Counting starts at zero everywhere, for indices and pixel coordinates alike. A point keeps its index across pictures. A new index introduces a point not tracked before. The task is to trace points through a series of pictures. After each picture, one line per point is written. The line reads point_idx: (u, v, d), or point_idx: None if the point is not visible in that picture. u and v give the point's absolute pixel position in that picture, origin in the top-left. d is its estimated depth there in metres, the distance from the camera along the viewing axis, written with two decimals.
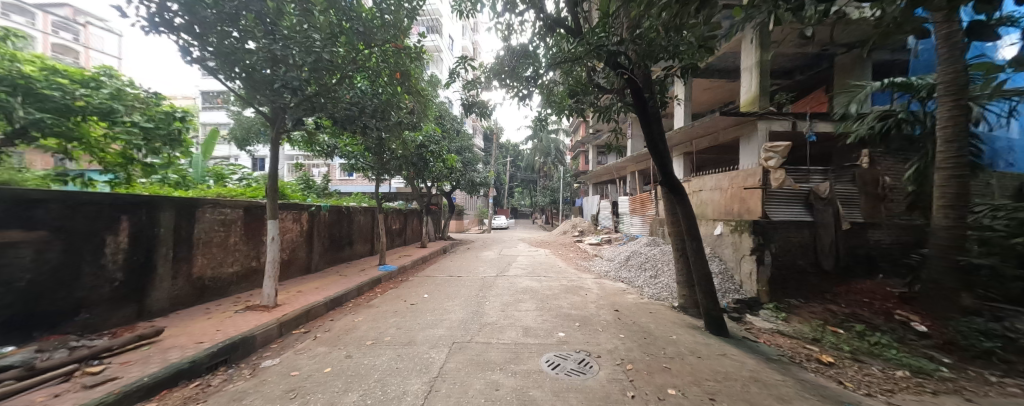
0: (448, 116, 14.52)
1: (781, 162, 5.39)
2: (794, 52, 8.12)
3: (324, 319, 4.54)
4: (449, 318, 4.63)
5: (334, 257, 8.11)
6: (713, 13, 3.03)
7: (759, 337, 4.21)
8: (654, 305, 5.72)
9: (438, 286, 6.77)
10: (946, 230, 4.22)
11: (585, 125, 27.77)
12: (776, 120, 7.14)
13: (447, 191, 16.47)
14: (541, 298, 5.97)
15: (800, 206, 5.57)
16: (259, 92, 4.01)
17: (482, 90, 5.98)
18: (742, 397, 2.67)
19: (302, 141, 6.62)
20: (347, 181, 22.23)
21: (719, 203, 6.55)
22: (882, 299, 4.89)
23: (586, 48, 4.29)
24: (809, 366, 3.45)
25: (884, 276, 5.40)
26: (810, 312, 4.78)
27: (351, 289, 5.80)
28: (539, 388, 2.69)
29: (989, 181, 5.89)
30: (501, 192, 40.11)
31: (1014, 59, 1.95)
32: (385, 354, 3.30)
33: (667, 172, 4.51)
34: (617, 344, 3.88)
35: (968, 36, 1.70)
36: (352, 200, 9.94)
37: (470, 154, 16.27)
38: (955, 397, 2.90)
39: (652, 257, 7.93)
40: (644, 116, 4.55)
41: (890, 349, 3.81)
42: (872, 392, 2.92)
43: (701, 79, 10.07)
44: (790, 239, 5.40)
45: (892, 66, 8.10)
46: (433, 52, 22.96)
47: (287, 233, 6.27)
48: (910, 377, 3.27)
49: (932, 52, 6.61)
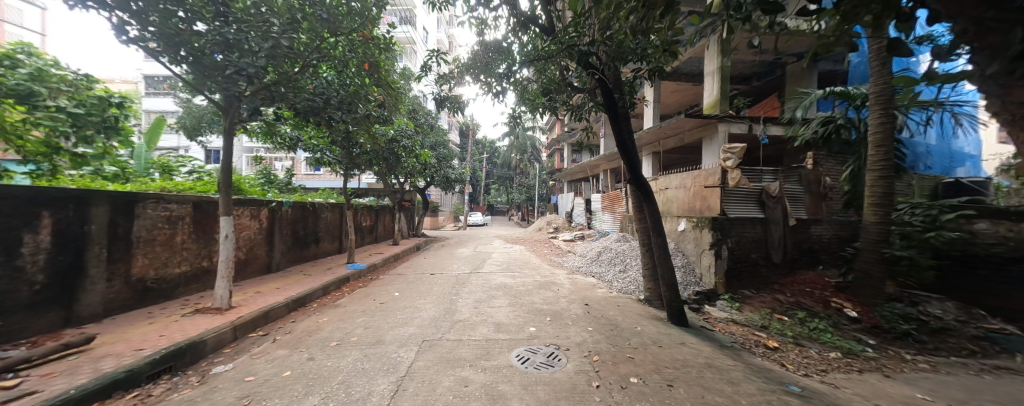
0: (421, 110, 14.17)
1: (738, 163, 5.66)
2: (752, 59, 8.67)
3: (285, 320, 4.33)
4: (419, 317, 4.54)
5: (297, 256, 7.70)
6: (676, 19, 3.19)
7: (715, 326, 4.50)
8: (622, 298, 5.94)
9: (410, 284, 6.61)
10: (875, 226, 4.73)
11: (561, 123, 28.14)
12: (734, 123, 7.64)
13: (422, 188, 16.09)
14: (514, 294, 6.03)
15: (753, 204, 5.94)
16: (208, 79, 3.71)
17: (455, 85, 5.88)
18: (697, 382, 2.86)
19: (261, 132, 6.21)
20: (313, 176, 21.19)
21: (683, 200, 6.88)
22: (822, 289, 5.37)
23: (559, 47, 4.38)
24: (757, 351, 3.75)
25: (824, 268, 5.96)
26: (760, 302, 5.16)
27: (316, 289, 5.56)
28: (507, 383, 2.73)
29: (912, 182, 6.60)
30: (477, 189, 39.82)
31: (926, 75, 2.23)
32: (351, 355, 3.20)
33: (635, 170, 4.68)
34: (586, 337, 4.00)
35: (890, 51, 1.89)
36: (318, 196, 9.49)
37: (445, 150, 16.02)
38: (877, 374, 3.29)
39: (622, 253, 8.23)
40: (614, 116, 4.69)
41: (825, 333, 4.21)
42: (809, 373, 3.24)
43: (669, 82, 10.52)
44: (745, 235, 5.70)
45: (834, 76, 8.87)
46: (406, 43, 22.34)
47: (243, 230, 5.88)
48: (842, 358, 3.66)
49: (866, 64, 7.32)
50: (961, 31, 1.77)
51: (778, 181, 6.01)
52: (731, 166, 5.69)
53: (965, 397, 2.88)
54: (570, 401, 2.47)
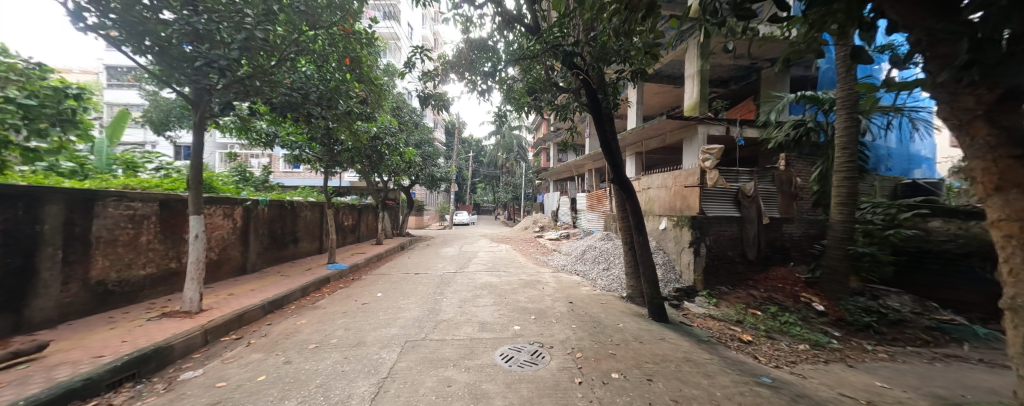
0: (405, 108, 13.93)
1: (716, 163, 5.85)
2: (730, 63, 8.97)
3: (260, 323, 4.18)
4: (403, 317, 4.48)
5: (274, 257, 7.43)
6: (656, 22, 3.27)
7: (693, 321, 4.65)
8: (605, 296, 6.04)
9: (393, 284, 6.50)
10: (841, 224, 4.99)
11: (547, 123, 28.25)
12: (713, 125, 7.90)
13: (406, 186, 15.83)
14: (499, 293, 6.04)
15: (729, 203, 6.15)
16: (176, 71, 3.53)
17: (439, 82, 5.81)
18: (676, 376, 2.94)
19: (235, 128, 5.95)
20: (292, 174, 20.53)
21: (664, 199, 7.05)
22: (792, 285, 5.61)
23: (544, 47, 4.41)
24: (732, 344, 3.90)
25: (795, 264, 6.26)
26: (736, 298, 5.36)
27: (295, 290, 5.39)
28: (491, 381, 2.73)
29: (874, 182, 7.00)
30: (463, 188, 39.54)
31: (885, 81, 2.38)
32: (330, 357, 3.11)
33: (618, 170, 4.75)
34: (569, 334, 4.05)
35: (854, 59, 2.01)
36: (296, 194, 9.19)
37: (430, 148, 15.83)
38: (841, 364, 3.50)
39: (606, 251, 8.37)
40: (598, 116, 4.75)
41: (795, 326, 4.43)
42: (779, 364, 3.40)
43: (652, 84, 10.75)
44: (722, 233, 5.91)
45: (805, 81, 9.29)
46: (389, 39, 21.92)
47: (215, 230, 5.62)
48: (810, 350, 3.86)
49: (834, 70, 7.69)
50: (916, 42, 1.88)
51: (753, 182, 6.22)
52: (709, 167, 5.87)
53: (919, 383, 3.09)
54: (553, 397, 2.49)
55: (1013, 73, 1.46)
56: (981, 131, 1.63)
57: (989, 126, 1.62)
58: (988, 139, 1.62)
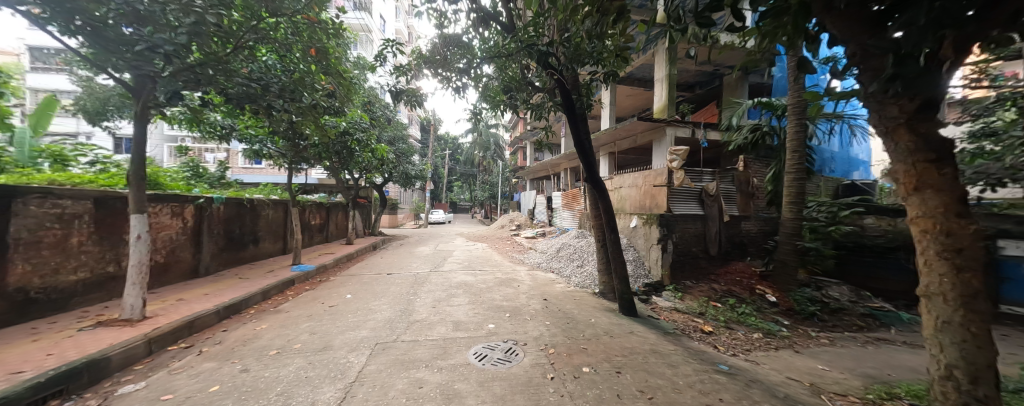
0: (378, 103, 13.46)
1: (682, 164, 6.13)
2: (695, 69, 9.44)
3: (214, 330, 3.90)
4: (374, 319, 4.35)
5: (231, 258, 6.94)
6: (626, 26, 3.37)
7: (660, 315, 4.86)
8: (579, 292, 6.19)
9: (364, 285, 6.29)
10: (791, 221, 5.42)
11: (524, 122, 28.35)
12: (680, 127, 8.28)
13: (379, 184, 15.36)
14: (474, 292, 6.00)
15: (694, 202, 6.47)
16: (113, 55, 3.21)
17: (412, 78, 5.66)
18: (642, 368, 3.07)
19: (185, 120, 5.50)
20: (252, 170, 19.29)
21: (634, 198, 7.26)
22: (749, 277, 6.03)
23: (519, 46, 4.43)
24: (694, 335, 4.13)
25: (751, 259, 6.72)
26: (699, 291, 5.66)
27: (255, 293, 5.08)
28: (464, 381, 2.72)
29: (820, 183, 7.64)
30: (439, 186, 38.95)
31: (827, 90, 2.59)
32: (293, 363, 2.96)
33: (591, 169, 4.86)
34: (543, 331, 4.11)
35: (801, 70, 2.17)
36: (257, 192, 8.62)
37: (404, 145, 15.44)
38: (789, 351, 3.82)
39: (580, 249, 8.56)
40: (571, 115, 4.85)
41: (750, 317, 4.76)
42: (736, 353, 3.65)
43: (624, 87, 11.09)
44: (687, 230, 6.24)
45: (762, 88, 9.96)
46: (359, 31, 21.10)
47: (161, 230, 5.16)
48: (763, 338, 4.17)
49: (786, 79, 8.28)
50: (850, 56, 2.08)
51: (715, 181, 6.57)
52: (676, 167, 6.14)
53: (854, 365, 3.43)
54: (526, 394, 2.52)
55: (928, 87, 1.65)
56: (904, 138, 1.83)
57: (909, 133, 1.82)
58: (908, 144, 1.82)
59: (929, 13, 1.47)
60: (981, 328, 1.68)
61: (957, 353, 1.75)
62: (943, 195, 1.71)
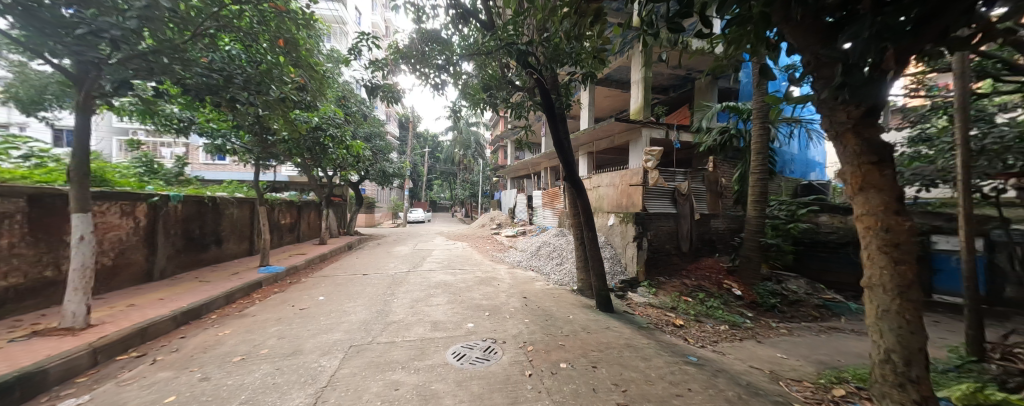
0: (353, 98, 13.02)
1: (657, 164, 6.35)
2: (669, 72, 9.78)
3: (171, 337, 3.64)
4: (348, 321, 4.21)
5: (190, 261, 6.49)
6: (603, 28, 3.45)
7: (635, 310, 5.02)
8: (558, 290, 6.27)
9: (338, 287, 6.07)
10: (755, 219, 5.74)
11: (505, 121, 28.33)
12: (655, 129, 8.55)
13: (354, 182, 14.86)
14: (453, 291, 5.95)
15: (667, 200, 6.71)
16: (48, 39, 2.88)
17: (389, 73, 5.51)
18: (617, 361, 3.16)
19: (136, 112, 5.07)
20: (215, 166, 18.13)
21: (612, 197, 7.35)
22: (717, 272, 6.34)
23: (499, 44, 4.42)
24: (666, 329, 4.30)
25: (720, 255, 7.07)
26: (672, 286, 5.89)
27: (217, 297, 4.78)
28: (442, 381, 2.69)
29: (782, 183, 8.15)
30: (419, 185, 38.23)
31: (787, 95, 2.76)
32: (260, 369, 2.82)
33: (569, 168, 4.93)
34: (522, 329, 4.14)
35: (763, 76, 2.31)
36: (219, 190, 8.10)
37: (381, 142, 15.03)
38: (752, 341, 4.07)
39: (559, 247, 8.68)
40: (551, 115, 4.90)
41: (718, 310, 5.01)
42: (705, 344, 3.85)
43: (602, 88, 11.32)
44: (661, 228, 6.49)
45: (730, 92, 10.48)
46: (333, 23, 20.30)
47: (109, 231, 4.76)
48: (729, 330, 4.41)
49: (751, 84, 8.74)
50: (805, 64, 2.23)
51: (687, 181, 6.85)
52: (651, 167, 6.35)
53: (808, 352, 3.70)
54: (503, 392, 2.52)
55: (872, 95, 1.80)
56: (851, 142, 1.98)
57: (855, 137, 1.98)
58: (855, 147, 1.97)
59: (871, 27, 1.61)
60: (915, 315, 1.84)
61: (894, 338, 1.91)
62: (884, 195, 1.88)
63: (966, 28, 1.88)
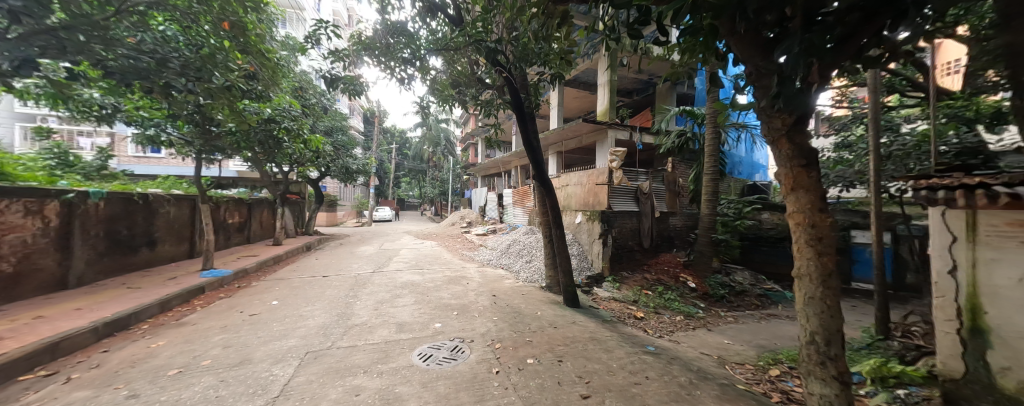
0: (312, 89, 12.25)
1: (621, 164, 6.63)
2: (633, 76, 10.23)
3: (90, 351, 3.22)
4: (305, 326, 3.97)
5: (116, 265, 5.77)
6: (570, 31, 3.53)
7: (600, 305, 5.21)
8: (527, 287, 6.35)
9: (294, 290, 5.70)
10: (708, 216, 6.19)
11: (475, 119, 28.07)
12: (620, 130, 8.89)
13: (314, 179, 14.00)
14: (421, 291, 5.82)
15: (631, 199, 7.02)
16: None
17: (351, 65, 5.24)
18: (582, 354, 3.27)
19: (44, 95, 4.40)
20: (148, 160, 16.24)
21: (580, 195, 7.52)
22: (674, 266, 6.76)
23: (467, 40, 4.38)
24: (628, 322, 4.52)
25: (677, 250, 7.54)
26: (634, 281, 6.18)
27: (149, 305, 4.30)
28: (406, 383, 2.62)
29: (731, 183, 8.85)
30: (385, 182, 36.84)
31: (733, 102, 3.00)
32: (200, 382, 2.58)
33: (538, 167, 4.99)
34: (490, 327, 4.15)
35: (712, 84, 2.49)
36: (153, 186, 7.27)
37: (343, 136, 14.29)
38: (704, 329, 4.40)
39: (528, 245, 8.79)
40: (519, 114, 4.92)
41: (674, 302, 5.35)
42: (662, 334, 4.11)
43: (570, 89, 11.59)
44: (625, 225, 6.80)
45: (687, 98, 11.17)
46: (288, 7, 18.97)
47: (9, 232, 4.11)
48: (684, 320, 4.73)
49: (705, 91, 9.36)
50: (747, 74, 2.44)
51: (649, 181, 7.21)
52: (615, 167, 6.61)
53: (751, 338, 4.07)
54: (470, 391, 2.51)
55: (801, 104, 2.01)
56: (785, 146, 2.20)
57: (788, 143, 2.18)
58: (788, 151, 2.18)
59: (801, 43, 1.81)
60: (834, 300, 2.08)
61: (818, 322, 2.14)
62: (811, 194, 2.10)
63: (873, 48, 2.17)
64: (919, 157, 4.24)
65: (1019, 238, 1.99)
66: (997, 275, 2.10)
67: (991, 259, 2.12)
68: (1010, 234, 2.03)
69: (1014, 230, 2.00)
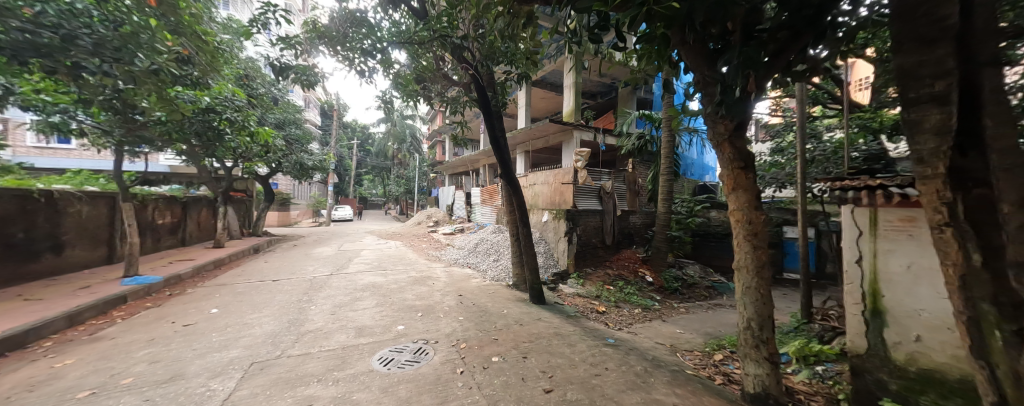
0: (260, 78, 11.28)
1: (586, 164, 6.85)
2: (597, 79, 10.61)
3: None
4: (250, 335, 3.64)
5: (9, 274, 4.92)
6: (536, 32, 3.59)
7: (565, 300, 5.37)
8: (494, 286, 6.36)
9: (239, 296, 5.22)
10: (664, 215, 6.59)
11: (443, 115, 27.48)
12: (585, 131, 9.18)
13: (264, 175, 12.90)
14: (384, 293, 5.61)
15: (594, 198, 7.28)
16: None
17: (304, 53, 4.90)
18: (546, 350, 3.34)
19: None
20: (55, 152, 14.04)
21: (546, 195, 7.65)
22: (633, 261, 7.11)
23: (431, 33, 4.27)
24: (591, 316, 4.70)
25: (637, 246, 7.96)
26: (597, 276, 6.43)
27: (55, 318, 3.72)
28: (365, 389, 2.51)
29: (685, 183, 9.52)
30: (346, 180, 34.94)
31: (684, 108, 3.22)
32: (120, 403, 2.27)
33: (505, 166, 5.01)
34: (456, 327, 4.09)
35: (666, 90, 2.65)
36: (59, 182, 6.30)
37: (298, 130, 13.35)
38: (660, 321, 4.69)
39: (496, 244, 8.80)
40: (487, 112, 4.89)
41: (633, 295, 5.64)
42: (622, 327, 4.33)
43: (538, 89, 11.76)
44: (589, 223, 7.04)
45: (646, 102, 11.81)
46: None
47: None
48: (642, 313, 5.02)
49: (662, 97, 9.96)
50: (695, 83, 2.62)
51: (611, 181, 7.52)
52: (581, 167, 6.82)
53: (700, 326, 4.41)
54: (433, 393, 2.46)
55: (740, 112, 2.21)
56: (727, 150, 2.40)
57: (730, 146, 2.38)
58: (730, 155, 2.38)
59: (739, 56, 1.98)
60: (766, 289, 2.32)
61: (753, 309, 2.37)
62: (748, 194, 2.32)
63: (798, 65, 2.44)
64: (836, 162, 4.88)
65: (909, 231, 2.35)
66: (891, 263, 2.45)
67: (887, 250, 2.47)
68: (902, 228, 2.38)
69: (905, 225, 2.35)
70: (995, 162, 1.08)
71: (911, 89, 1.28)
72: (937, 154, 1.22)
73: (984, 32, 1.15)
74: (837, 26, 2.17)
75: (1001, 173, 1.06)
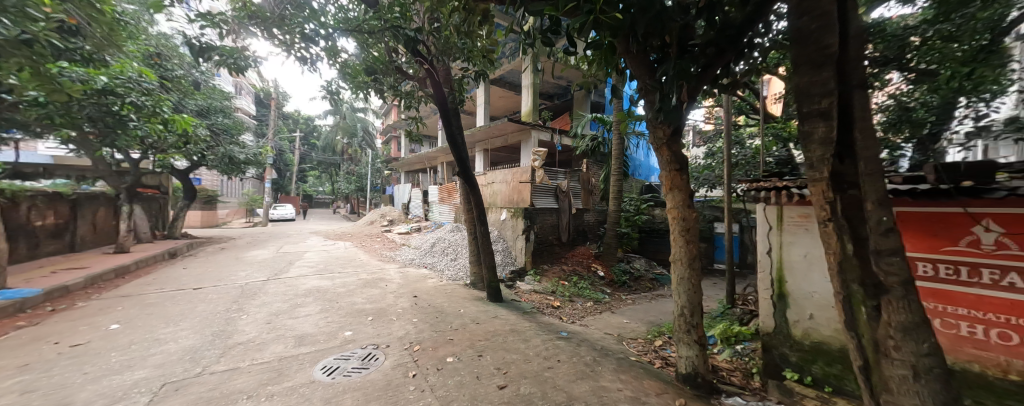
0: (177, 57, 9.80)
1: (542, 163, 7.01)
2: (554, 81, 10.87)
3: None
4: (163, 352, 3.17)
5: None
6: (492, 29, 3.57)
7: (521, 297, 5.47)
8: (451, 285, 6.25)
9: (150, 309, 4.52)
10: (615, 212, 6.99)
11: (398, 110, 26.24)
12: (543, 131, 9.37)
13: (185, 170, 11.28)
14: (330, 298, 5.23)
15: (551, 196, 7.49)
16: None
17: (232, 34, 4.36)
18: (502, 347, 3.38)
19: None
20: None
21: (504, 193, 7.70)
22: (587, 257, 7.46)
23: (381, 22, 4.03)
24: (546, 311, 4.84)
25: (590, 243, 8.35)
26: (553, 273, 6.64)
27: None
28: (304, 402, 2.32)
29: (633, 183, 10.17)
30: (288, 175, 31.89)
31: (630, 113, 3.42)
32: None
33: (461, 165, 4.93)
34: (409, 329, 3.95)
35: (613, 95, 2.79)
36: None
37: (227, 119, 11.87)
38: (609, 312, 4.98)
39: (454, 243, 8.65)
40: (443, 108, 4.76)
41: (586, 289, 5.93)
42: (575, 320, 4.53)
43: (496, 88, 11.75)
44: (546, 221, 7.21)
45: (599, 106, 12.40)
46: None
47: None
48: (593, 306, 5.29)
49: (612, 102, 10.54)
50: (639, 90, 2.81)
51: (567, 180, 7.80)
52: (538, 166, 6.96)
53: (644, 316, 4.77)
54: (382, 399, 2.36)
55: (676, 120, 2.41)
56: (664, 153, 2.60)
57: (667, 150, 2.59)
58: (667, 158, 2.60)
59: (673, 68, 2.17)
60: (696, 279, 2.57)
61: (685, 298, 2.61)
62: (681, 193, 2.55)
63: (723, 78, 2.74)
64: (753, 165, 5.56)
65: (805, 226, 2.76)
66: (793, 253, 2.86)
67: (790, 242, 2.88)
68: (800, 223, 2.79)
69: (803, 220, 2.76)
70: (862, 169, 1.30)
71: (804, 105, 1.51)
72: (823, 161, 1.44)
73: (856, 61, 1.39)
74: (753, 46, 2.47)
75: (865, 179, 1.28)
